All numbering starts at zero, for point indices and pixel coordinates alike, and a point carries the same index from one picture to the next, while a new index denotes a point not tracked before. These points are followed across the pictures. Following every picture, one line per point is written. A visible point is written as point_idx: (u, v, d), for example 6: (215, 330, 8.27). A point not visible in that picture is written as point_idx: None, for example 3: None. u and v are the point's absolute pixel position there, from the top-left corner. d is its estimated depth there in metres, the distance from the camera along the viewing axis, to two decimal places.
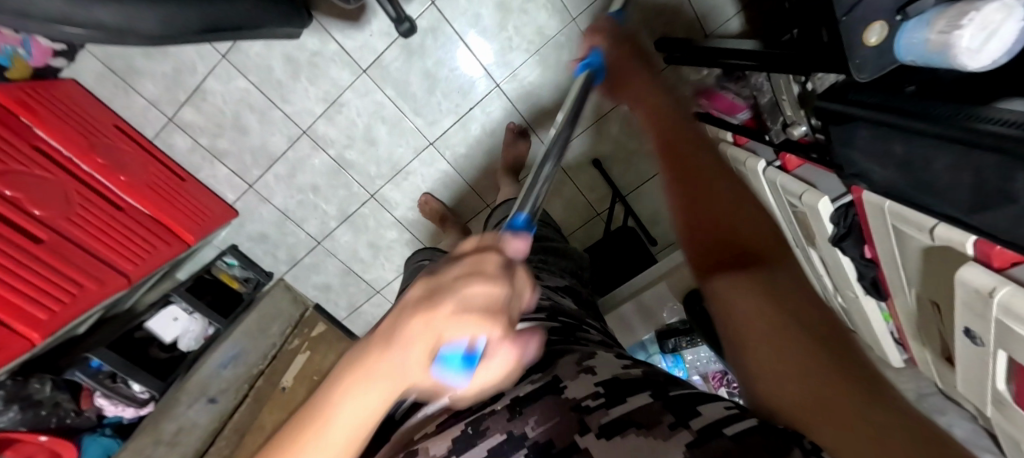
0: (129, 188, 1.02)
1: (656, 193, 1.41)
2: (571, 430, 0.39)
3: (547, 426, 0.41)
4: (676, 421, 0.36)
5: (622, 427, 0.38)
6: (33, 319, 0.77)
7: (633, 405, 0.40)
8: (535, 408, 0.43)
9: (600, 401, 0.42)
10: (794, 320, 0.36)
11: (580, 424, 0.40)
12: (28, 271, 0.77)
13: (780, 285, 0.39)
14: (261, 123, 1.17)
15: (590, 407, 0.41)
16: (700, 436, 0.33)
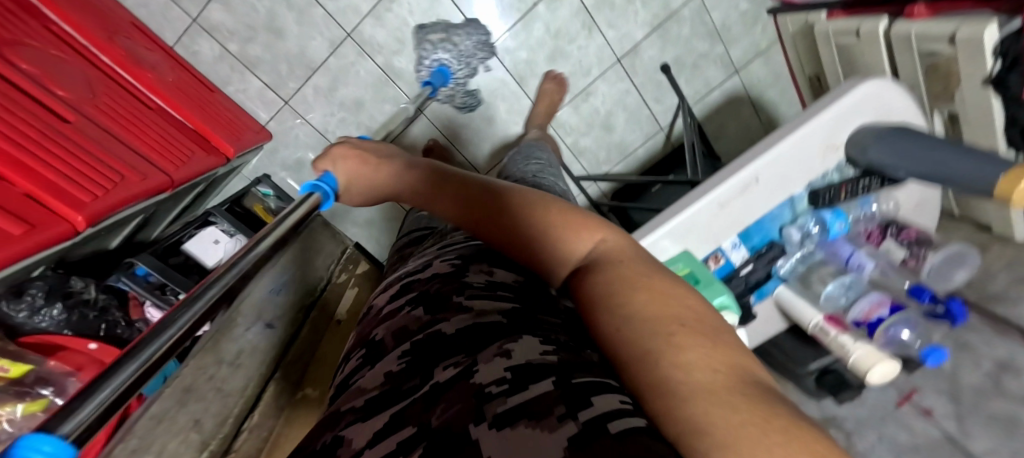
0: (156, 87, 0.88)
1: (745, 112, 1.21)
2: (460, 423, 0.23)
3: (448, 414, 0.24)
4: (568, 414, 0.21)
5: (514, 419, 0.22)
6: (75, 200, 0.61)
7: (538, 391, 0.24)
8: (439, 399, 0.27)
9: (505, 388, 0.25)
10: (635, 329, 0.24)
11: (472, 413, 0.23)
12: (55, 144, 0.63)
13: (607, 291, 0.27)
14: (299, 24, 1.01)
15: (491, 397, 0.24)
16: (589, 435, 0.18)
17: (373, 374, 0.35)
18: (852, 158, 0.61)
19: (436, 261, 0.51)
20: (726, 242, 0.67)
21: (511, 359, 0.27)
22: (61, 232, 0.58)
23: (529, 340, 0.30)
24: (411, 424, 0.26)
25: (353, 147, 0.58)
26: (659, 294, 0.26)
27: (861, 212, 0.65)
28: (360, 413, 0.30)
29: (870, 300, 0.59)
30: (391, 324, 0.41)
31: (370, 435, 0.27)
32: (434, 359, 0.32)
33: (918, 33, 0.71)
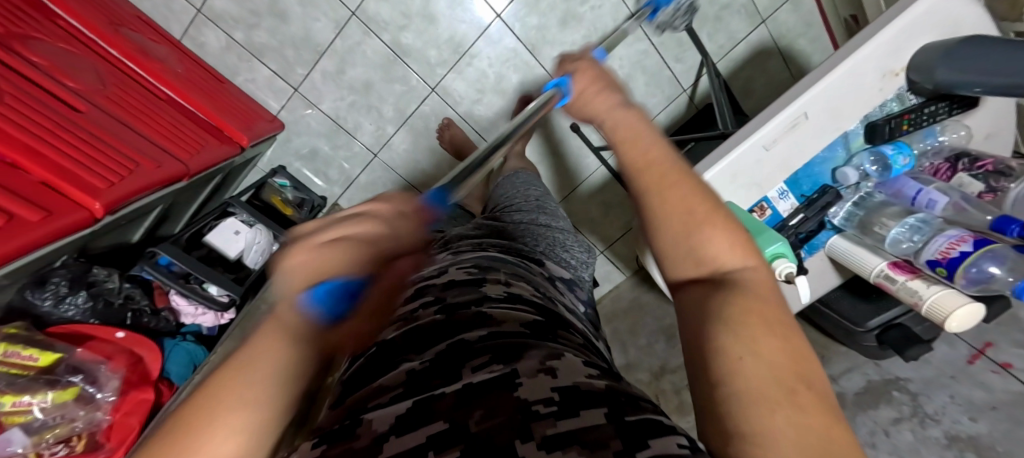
0: (165, 78, 0.86)
1: (775, 65, 1.13)
2: (503, 435, 0.18)
3: (489, 424, 0.19)
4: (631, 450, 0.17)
5: (569, 441, 0.18)
6: (91, 186, 0.60)
7: (597, 419, 0.19)
8: (473, 401, 0.21)
9: (555, 409, 0.20)
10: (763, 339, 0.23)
11: (518, 429, 0.19)
12: (67, 132, 0.62)
13: (742, 302, 0.26)
14: (303, 5, 0.98)
15: (538, 415, 0.20)
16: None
17: (389, 375, 0.27)
18: (915, 82, 0.55)
19: (453, 267, 0.42)
20: (772, 191, 0.61)
21: (558, 380, 0.23)
22: (79, 219, 0.57)
23: (572, 364, 0.25)
24: (441, 418, 0.20)
25: (596, 69, 0.53)
26: (778, 327, 0.24)
27: (922, 143, 0.60)
28: (381, 404, 0.23)
29: (948, 235, 0.52)
30: (398, 327, 0.33)
31: (393, 421, 0.21)
32: (460, 357, 0.26)
33: None
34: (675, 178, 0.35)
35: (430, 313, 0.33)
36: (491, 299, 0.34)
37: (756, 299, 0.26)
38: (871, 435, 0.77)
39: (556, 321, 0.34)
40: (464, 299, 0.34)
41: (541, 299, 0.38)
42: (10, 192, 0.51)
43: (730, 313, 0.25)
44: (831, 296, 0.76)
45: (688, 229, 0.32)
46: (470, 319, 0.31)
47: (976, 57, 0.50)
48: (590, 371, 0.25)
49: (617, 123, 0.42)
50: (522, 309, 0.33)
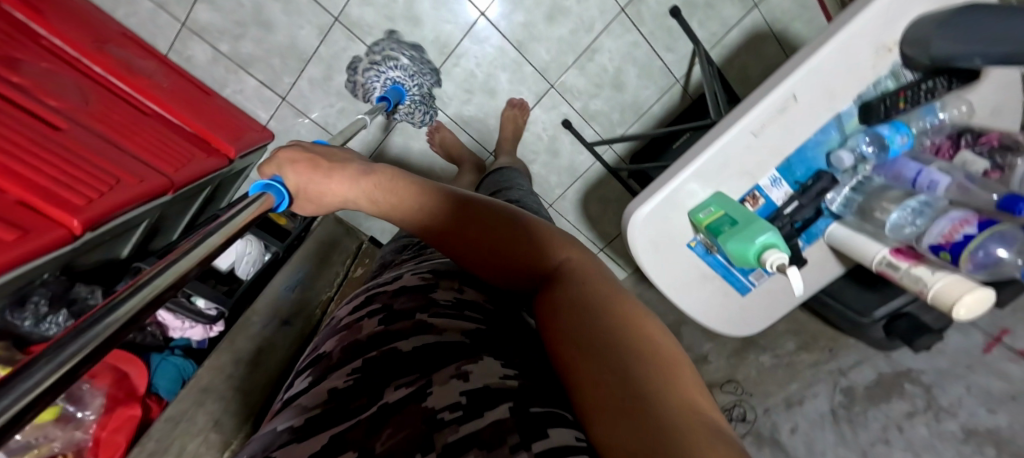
0: (152, 93, 0.87)
1: (769, 50, 1.10)
2: (408, 449, 0.27)
3: (395, 443, 0.28)
4: (522, 444, 0.26)
5: (467, 446, 0.27)
6: (70, 203, 0.60)
7: (491, 418, 0.29)
8: (385, 424, 0.30)
9: (457, 415, 0.29)
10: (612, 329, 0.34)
11: (421, 443, 0.27)
12: (46, 151, 0.61)
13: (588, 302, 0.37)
14: (286, 14, 0.98)
15: (442, 423, 0.29)
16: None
17: (316, 391, 0.36)
18: (910, 56, 0.52)
19: (406, 273, 0.51)
20: (764, 179, 0.59)
21: (467, 385, 0.32)
22: (57, 237, 0.57)
23: (486, 364, 0.35)
24: (352, 449, 0.28)
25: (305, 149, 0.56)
26: (632, 310, 0.36)
27: (923, 120, 0.56)
28: (300, 430, 0.31)
29: (950, 217, 0.49)
30: (345, 339, 0.42)
31: (314, 449, 0.29)
32: (390, 376, 0.35)
33: None
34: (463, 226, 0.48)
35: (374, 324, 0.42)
36: (437, 306, 0.43)
37: (590, 290, 0.39)
38: (885, 431, 0.73)
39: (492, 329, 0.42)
40: (409, 308, 0.43)
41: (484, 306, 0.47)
42: None
43: (594, 324, 0.35)
44: (834, 286, 0.73)
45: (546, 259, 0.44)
46: (406, 332, 0.39)
47: (980, 22, 0.47)
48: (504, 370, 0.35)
49: (372, 191, 0.54)
50: (462, 318, 0.42)
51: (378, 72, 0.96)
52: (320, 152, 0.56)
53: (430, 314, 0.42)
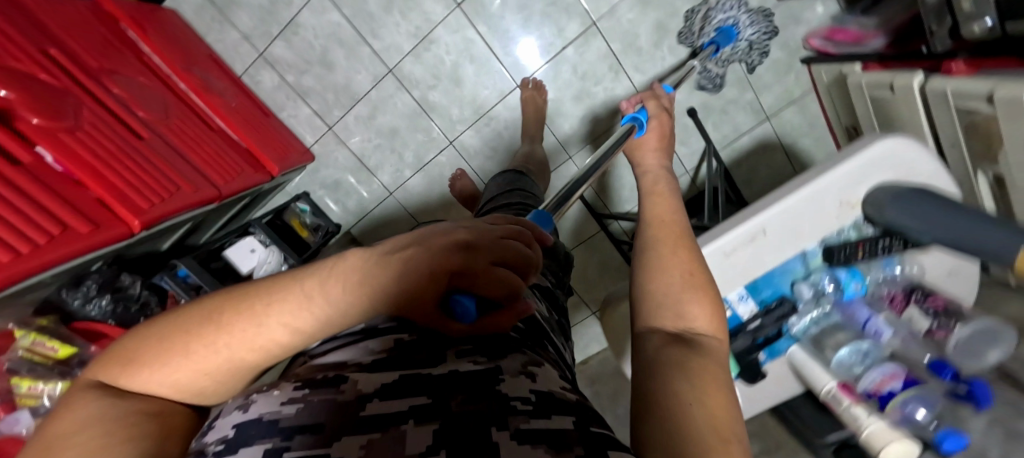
0: (221, 111, 1.00)
1: (777, 159, 1.17)
2: (477, 419, 0.23)
3: (468, 408, 0.24)
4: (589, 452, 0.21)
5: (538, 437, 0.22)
6: (135, 205, 0.71)
7: (559, 424, 0.23)
8: (459, 385, 0.26)
9: (530, 408, 0.24)
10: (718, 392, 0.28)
11: (493, 417, 0.23)
12: (126, 156, 0.73)
13: (702, 364, 0.30)
14: (348, 59, 1.11)
15: (514, 410, 0.24)
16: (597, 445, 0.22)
17: (375, 340, 0.33)
18: (870, 215, 0.58)
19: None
20: (732, 294, 0.64)
21: (537, 383, 0.28)
22: (117, 233, 0.67)
23: (549, 373, 0.31)
24: (425, 394, 0.25)
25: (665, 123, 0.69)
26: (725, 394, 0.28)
27: (881, 273, 0.62)
28: (367, 365, 0.29)
29: (880, 371, 0.57)
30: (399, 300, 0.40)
31: (379, 385, 0.26)
32: (445, 346, 0.32)
33: (929, 84, 0.72)
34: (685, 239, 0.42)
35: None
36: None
37: (705, 361, 0.31)
38: None
39: (535, 331, 0.40)
40: None
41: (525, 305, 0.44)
42: (66, 206, 0.62)
43: (705, 380, 0.28)
44: (796, 400, 0.77)
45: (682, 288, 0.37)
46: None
47: (906, 216, 0.54)
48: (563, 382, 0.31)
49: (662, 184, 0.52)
50: None
51: (725, 5, 0.99)
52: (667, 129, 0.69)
53: None
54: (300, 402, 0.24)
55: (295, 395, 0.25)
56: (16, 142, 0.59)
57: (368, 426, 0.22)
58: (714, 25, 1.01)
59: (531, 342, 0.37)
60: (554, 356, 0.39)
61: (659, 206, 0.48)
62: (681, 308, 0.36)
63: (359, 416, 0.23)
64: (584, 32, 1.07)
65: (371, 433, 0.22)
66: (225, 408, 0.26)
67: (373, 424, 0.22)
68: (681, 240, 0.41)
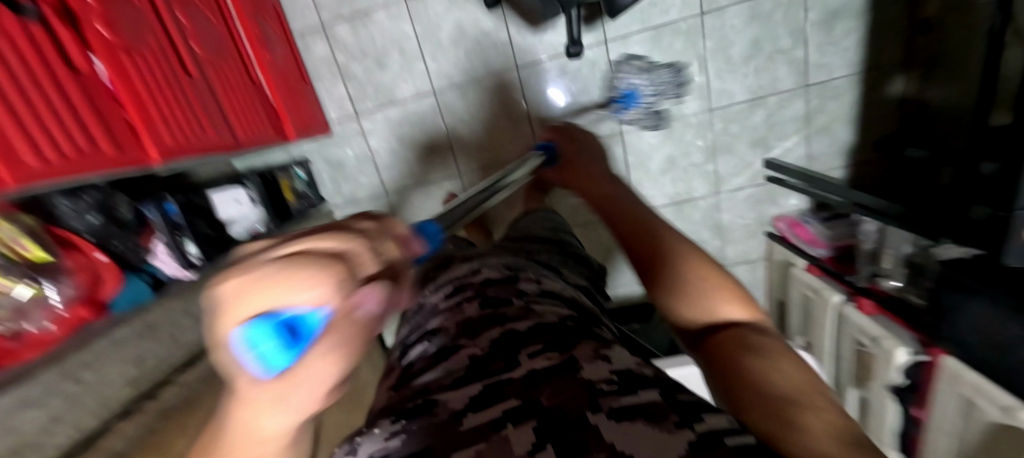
0: (266, 66, 1.03)
1: None
2: (573, 409, 0.30)
3: (558, 400, 0.32)
4: (684, 422, 0.29)
5: (635, 414, 0.30)
6: (161, 140, 0.73)
7: (648, 399, 0.32)
8: (541, 384, 0.34)
9: (614, 389, 0.33)
10: (783, 362, 0.34)
11: (588, 402, 0.31)
12: (168, 89, 0.76)
13: (752, 342, 0.37)
14: (401, 66, 1.17)
15: (604, 393, 0.32)
16: (708, 443, 0.26)
17: (453, 361, 0.40)
18: None
19: (487, 269, 0.60)
20: None
21: (614, 367, 0.36)
22: (138, 161, 0.69)
23: (622, 357, 0.39)
24: (513, 398, 0.33)
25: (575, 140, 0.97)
26: (789, 361, 0.35)
27: None
28: (450, 383, 0.37)
29: None
30: (455, 317, 0.48)
31: (466, 402, 0.34)
32: (521, 344, 0.40)
33: (844, 306, 0.96)
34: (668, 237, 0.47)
35: (477, 307, 0.49)
36: (528, 296, 0.51)
37: (771, 343, 0.37)
38: None
39: (586, 320, 0.49)
40: (505, 296, 0.50)
41: (570, 299, 0.54)
42: (101, 123, 0.64)
43: (757, 353, 0.35)
44: None
45: (692, 267, 0.43)
46: (516, 315, 0.45)
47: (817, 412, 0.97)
48: (640, 362, 0.40)
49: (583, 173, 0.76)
50: (559, 308, 0.49)
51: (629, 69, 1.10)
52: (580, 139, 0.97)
53: (526, 301, 0.49)
54: (407, 431, 0.31)
55: (395, 428, 0.32)
56: (74, 44, 0.62)
57: (474, 437, 0.30)
58: (620, 86, 1.12)
59: (587, 329, 0.45)
60: (610, 336, 0.49)
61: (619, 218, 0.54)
62: (712, 304, 0.41)
63: (461, 430, 0.30)
64: (611, 136, 1.19)
65: (478, 443, 0.29)
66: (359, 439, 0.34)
67: (474, 437, 0.29)
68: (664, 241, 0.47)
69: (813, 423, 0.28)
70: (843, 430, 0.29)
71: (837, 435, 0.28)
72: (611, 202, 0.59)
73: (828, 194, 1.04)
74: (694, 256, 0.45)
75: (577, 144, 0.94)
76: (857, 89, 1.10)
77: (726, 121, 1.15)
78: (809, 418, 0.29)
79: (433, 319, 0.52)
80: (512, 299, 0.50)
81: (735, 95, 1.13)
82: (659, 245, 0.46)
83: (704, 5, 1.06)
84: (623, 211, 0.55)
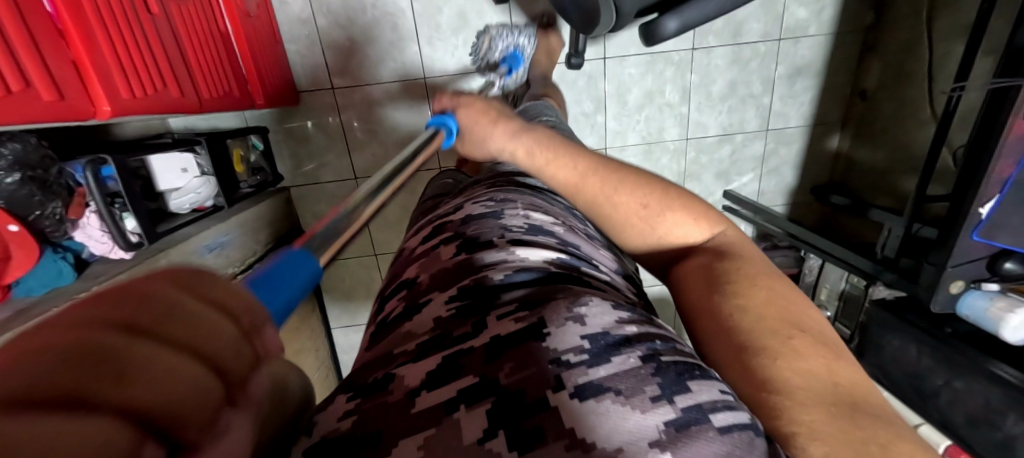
0: (237, 16, 0.89)
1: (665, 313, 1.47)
2: (528, 387, 0.27)
3: (518, 376, 0.28)
4: (662, 395, 0.26)
5: (603, 388, 0.26)
6: (116, 92, 0.59)
7: (620, 368, 0.28)
8: (503, 355, 0.29)
9: (584, 359, 0.29)
10: (784, 316, 0.39)
11: (550, 378, 0.27)
12: (127, 27, 0.62)
13: (729, 281, 0.43)
14: (392, 44, 1.09)
15: (569, 364, 0.28)
16: (683, 424, 0.24)
17: (419, 320, 0.36)
18: None
19: (470, 204, 0.52)
20: None
21: (586, 328, 0.31)
22: (83, 114, 0.55)
23: (600, 308, 0.33)
24: (473, 373, 0.28)
25: (477, 102, 0.70)
26: (772, 299, 0.40)
27: None
28: (411, 356, 0.32)
29: None
30: (429, 267, 0.42)
31: (423, 377, 0.29)
32: (492, 302, 0.35)
33: None
34: (621, 180, 0.53)
35: (453, 251, 0.43)
36: (512, 234, 0.44)
37: (746, 278, 0.43)
38: None
39: (578, 261, 0.43)
40: (481, 239, 0.43)
41: (563, 230, 0.49)
42: (38, 58, 0.49)
43: (735, 304, 0.40)
44: None
45: (649, 222, 0.51)
46: (489, 262, 0.39)
47: None
48: (619, 313, 0.33)
49: (521, 134, 0.61)
50: (546, 245, 0.43)
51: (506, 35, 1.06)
52: (494, 106, 0.69)
53: (509, 241, 0.43)
54: (357, 413, 0.26)
55: (349, 408, 0.27)
56: None
57: (424, 423, 0.25)
58: (498, 53, 1.07)
59: (576, 275, 0.40)
60: (609, 277, 0.45)
61: (562, 171, 0.56)
62: (673, 242, 0.51)
63: (412, 413, 0.26)
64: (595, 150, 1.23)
65: (428, 429, 0.25)
66: (332, 401, 0.29)
67: (423, 423, 0.25)
68: (619, 188, 0.52)
69: (795, 379, 0.33)
70: (825, 373, 0.34)
71: (831, 400, 0.32)
72: (558, 161, 0.57)
73: (770, 225, 1.20)
74: (656, 210, 0.51)
75: (500, 109, 0.68)
76: (805, 139, 1.26)
77: (696, 151, 1.26)
78: (810, 393, 0.32)
79: (410, 266, 0.46)
80: (494, 240, 0.43)
81: (709, 130, 1.23)
82: (625, 206, 0.51)
83: (696, 41, 1.13)
84: (584, 169, 0.55)
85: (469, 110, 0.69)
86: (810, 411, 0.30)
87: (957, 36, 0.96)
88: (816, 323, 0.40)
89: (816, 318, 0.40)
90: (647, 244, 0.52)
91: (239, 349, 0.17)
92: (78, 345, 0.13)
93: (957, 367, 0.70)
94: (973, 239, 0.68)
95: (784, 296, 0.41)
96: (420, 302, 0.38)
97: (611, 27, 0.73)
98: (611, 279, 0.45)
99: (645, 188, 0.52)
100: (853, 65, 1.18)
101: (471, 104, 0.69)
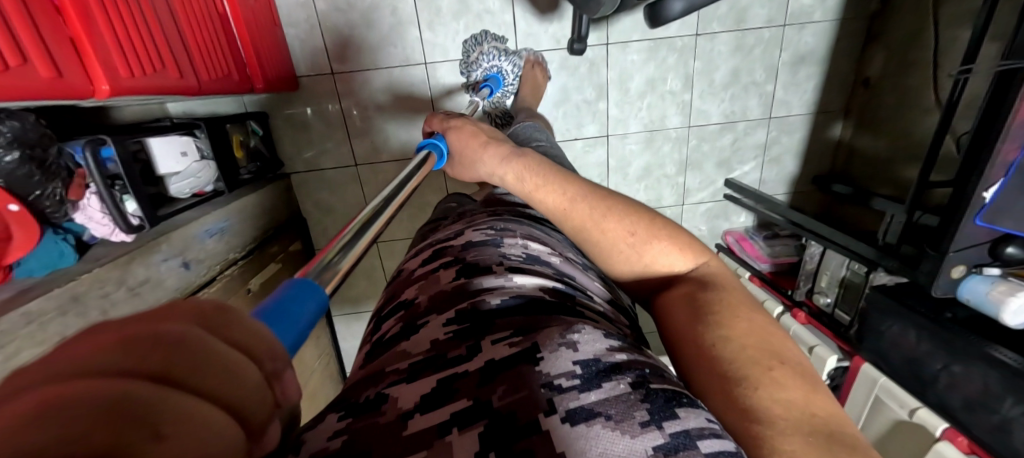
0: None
1: None
2: (519, 411, 0.27)
3: (511, 399, 0.28)
4: (652, 420, 0.26)
5: (593, 414, 0.27)
6: (114, 71, 0.58)
7: (614, 393, 0.28)
8: (497, 379, 0.29)
9: (576, 384, 0.29)
10: (763, 346, 0.39)
11: (542, 403, 0.27)
12: (126, 6, 0.61)
13: (712, 310, 0.42)
14: (392, 29, 1.07)
15: (562, 389, 0.28)
16: (671, 448, 0.25)
17: (415, 339, 0.35)
18: None
19: (470, 231, 0.52)
20: None
21: (578, 354, 0.31)
22: (81, 92, 0.54)
23: (591, 336, 0.33)
24: (465, 397, 0.29)
25: (468, 126, 0.71)
26: (752, 330, 0.40)
27: None
28: (404, 374, 0.32)
29: None
30: (427, 289, 0.42)
31: (417, 399, 0.29)
32: (488, 325, 0.35)
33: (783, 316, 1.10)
34: (608, 208, 0.52)
35: (453, 275, 0.43)
36: (510, 262, 0.44)
37: (729, 308, 0.42)
38: None
39: (573, 292, 0.43)
40: (480, 264, 0.43)
41: (558, 260, 0.49)
42: (34, 31, 0.48)
43: (719, 334, 0.40)
44: None
45: (635, 252, 0.50)
46: (485, 287, 0.40)
47: None
48: (611, 342, 0.34)
49: (511, 161, 0.62)
50: (542, 273, 0.43)
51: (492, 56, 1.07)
52: (486, 131, 0.70)
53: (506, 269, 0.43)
54: (348, 433, 0.26)
55: (339, 427, 0.27)
56: None
57: (415, 445, 0.25)
58: (481, 71, 1.09)
59: (569, 304, 0.40)
60: (602, 307, 0.45)
61: (551, 196, 0.55)
62: (659, 272, 0.50)
63: (402, 437, 0.26)
64: (597, 137, 1.22)
65: (421, 450, 0.25)
66: (322, 418, 0.29)
67: (414, 445, 0.25)
68: (608, 215, 0.51)
69: (773, 409, 0.34)
70: (802, 402, 0.35)
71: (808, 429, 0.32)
72: (545, 189, 0.56)
73: (771, 213, 1.20)
74: (644, 236, 0.50)
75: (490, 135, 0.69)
76: (807, 128, 1.25)
77: (698, 138, 1.25)
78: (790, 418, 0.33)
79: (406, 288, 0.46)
80: (491, 266, 0.43)
81: (711, 117, 1.23)
82: (609, 234, 0.51)
83: (699, 26, 1.12)
84: (570, 197, 0.54)
85: (460, 134, 0.70)
86: (791, 441, 0.31)
87: (963, 22, 0.95)
88: (794, 354, 0.40)
89: (796, 352, 0.40)
90: (632, 272, 0.51)
91: (258, 397, 0.19)
92: (104, 401, 0.15)
93: (956, 353, 0.71)
94: (975, 223, 0.69)
95: (763, 328, 0.41)
96: (416, 323, 0.38)
97: (615, 9, 0.72)
98: (604, 309, 0.45)
99: (632, 217, 0.51)
100: (857, 52, 1.17)
101: (460, 129, 0.70)
